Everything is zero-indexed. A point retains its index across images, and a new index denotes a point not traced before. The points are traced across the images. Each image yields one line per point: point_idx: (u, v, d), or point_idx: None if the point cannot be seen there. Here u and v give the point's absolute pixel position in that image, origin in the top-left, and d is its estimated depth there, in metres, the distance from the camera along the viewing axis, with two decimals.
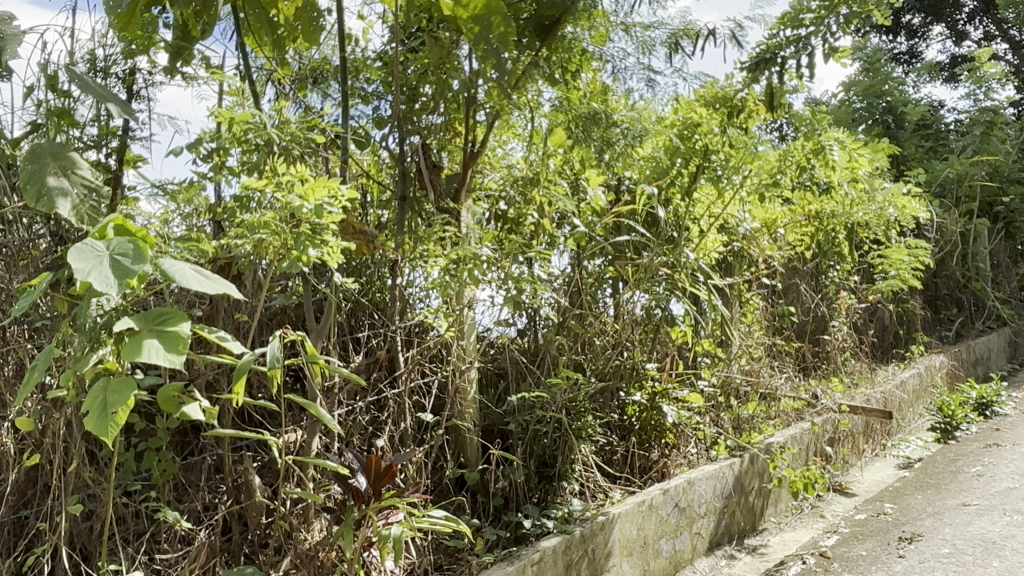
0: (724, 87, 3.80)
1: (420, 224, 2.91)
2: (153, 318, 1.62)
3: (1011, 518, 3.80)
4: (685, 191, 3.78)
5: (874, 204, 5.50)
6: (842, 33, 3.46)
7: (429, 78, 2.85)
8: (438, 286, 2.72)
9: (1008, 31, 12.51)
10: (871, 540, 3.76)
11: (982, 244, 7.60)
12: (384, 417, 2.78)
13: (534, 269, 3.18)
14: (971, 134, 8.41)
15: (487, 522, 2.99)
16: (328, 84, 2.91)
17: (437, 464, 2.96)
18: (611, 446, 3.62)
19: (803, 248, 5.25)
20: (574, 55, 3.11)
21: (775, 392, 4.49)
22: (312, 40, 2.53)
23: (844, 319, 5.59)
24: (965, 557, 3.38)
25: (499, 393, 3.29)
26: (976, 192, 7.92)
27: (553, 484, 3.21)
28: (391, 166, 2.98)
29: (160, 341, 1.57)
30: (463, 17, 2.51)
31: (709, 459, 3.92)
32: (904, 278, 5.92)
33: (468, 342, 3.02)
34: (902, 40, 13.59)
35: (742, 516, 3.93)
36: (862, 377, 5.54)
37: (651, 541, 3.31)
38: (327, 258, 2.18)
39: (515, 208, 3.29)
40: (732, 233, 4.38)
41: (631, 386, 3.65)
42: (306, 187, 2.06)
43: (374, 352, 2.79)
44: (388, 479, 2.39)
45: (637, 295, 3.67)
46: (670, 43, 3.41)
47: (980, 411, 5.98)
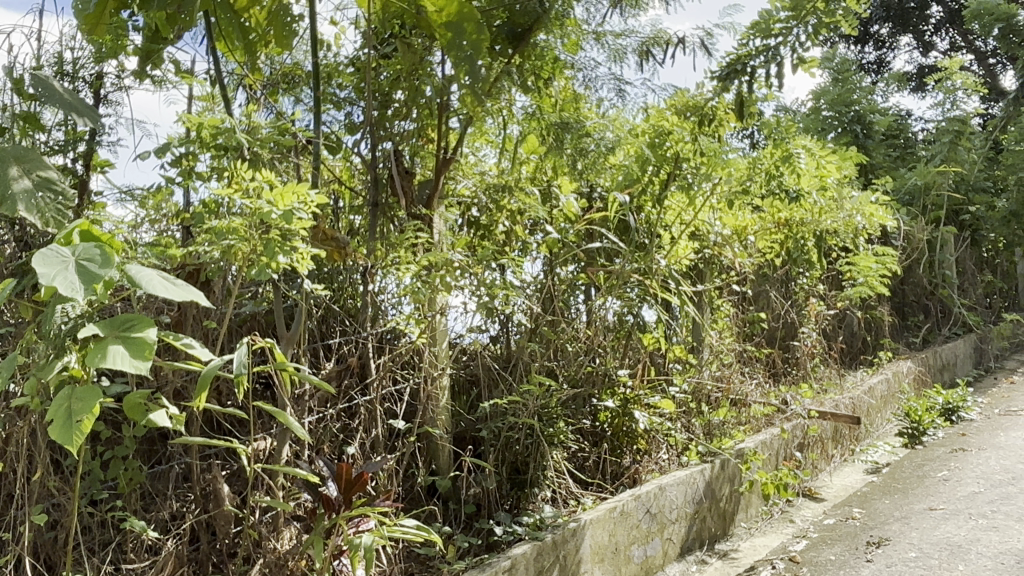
0: (695, 96, 3.84)
1: (392, 230, 2.91)
2: (118, 325, 1.59)
3: (976, 522, 3.85)
4: (656, 199, 3.81)
5: (841, 212, 5.62)
6: (810, 44, 3.51)
7: (401, 84, 2.85)
8: (409, 293, 2.72)
9: (972, 42, 12.75)
10: (840, 544, 3.80)
11: (948, 252, 7.73)
12: (355, 424, 2.77)
13: (507, 276, 3.19)
14: (939, 143, 8.54)
15: (459, 529, 2.98)
16: (299, 89, 2.88)
17: (409, 471, 2.97)
18: (583, 453, 3.63)
19: (773, 255, 5.30)
20: (546, 62, 3.14)
21: (745, 398, 4.54)
22: (284, 45, 2.52)
23: (813, 326, 5.67)
24: (931, 561, 3.43)
25: (471, 399, 3.31)
26: (942, 200, 8.06)
27: (525, 490, 3.22)
28: (363, 172, 2.97)
29: (125, 348, 1.55)
30: (436, 23, 2.53)
31: (679, 465, 3.96)
32: (872, 285, 6.00)
33: (440, 348, 3.02)
34: (870, 51, 13.83)
35: (712, 522, 3.95)
36: (832, 383, 5.60)
37: (623, 547, 3.33)
38: (296, 265, 2.16)
39: (487, 214, 3.28)
40: (703, 240, 4.43)
41: (603, 391, 3.66)
42: (275, 193, 2.05)
43: (345, 359, 2.78)
44: (359, 487, 2.37)
45: (609, 301, 3.69)
46: (641, 51, 3.43)
47: (947, 416, 6.07)
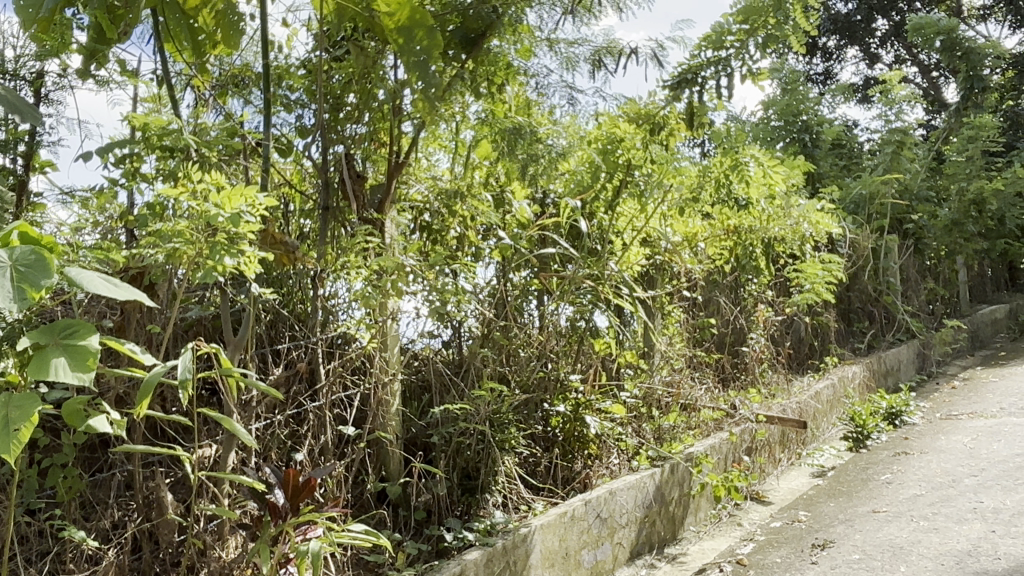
0: (647, 104, 3.87)
1: (343, 234, 2.88)
2: (58, 331, 1.55)
3: (918, 524, 3.93)
4: (608, 205, 3.85)
5: (788, 220, 5.72)
6: (759, 56, 3.59)
7: (353, 87, 2.83)
8: (360, 298, 2.69)
9: (916, 56, 13.10)
10: (785, 547, 3.86)
11: (892, 260, 7.94)
12: (304, 430, 2.75)
13: (459, 281, 3.18)
14: (882, 153, 8.74)
15: (409, 536, 2.97)
16: (249, 91, 2.84)
17: (359, 478, 2.94)
18: (535, 458, 3.63)
19: (722, 261, 5.37)
20: (500, 68, 3.14)
21: (695, 402, 4.58)
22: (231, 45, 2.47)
23: (761, 332, 5.75)
24: (874, 563, 3.50)
25: (422, 405, 3.27)
26: (886, 209, 8.25)
27: (475, 496, 3.20)
28: (314, 175, 2.94)
29: (67, 357, 1.51)
30: (389, 27, 2.52)
31: (630, 470, 3.99)
32: (818, 291, 6.12)
33: (391, 354, 3.00)
34: (818, 62, 14.14)
35: (662, 526, 3.99)
36: (779, 388, 5.68)
37: (573, 552, 3.34)
38: (243, 268, 2.12)
39: (439, 219, 3.27)
40: (654, 247, 4.46)
41: (555, 397, 3.66)
42: (222, 195, 2.01)
43: (293, 364, 2.75)
44: (306, 494, 2.34)
45: (561, 307, 3.71)
46: (593, 60, 3.45)
47: (890, 420, 6.20)
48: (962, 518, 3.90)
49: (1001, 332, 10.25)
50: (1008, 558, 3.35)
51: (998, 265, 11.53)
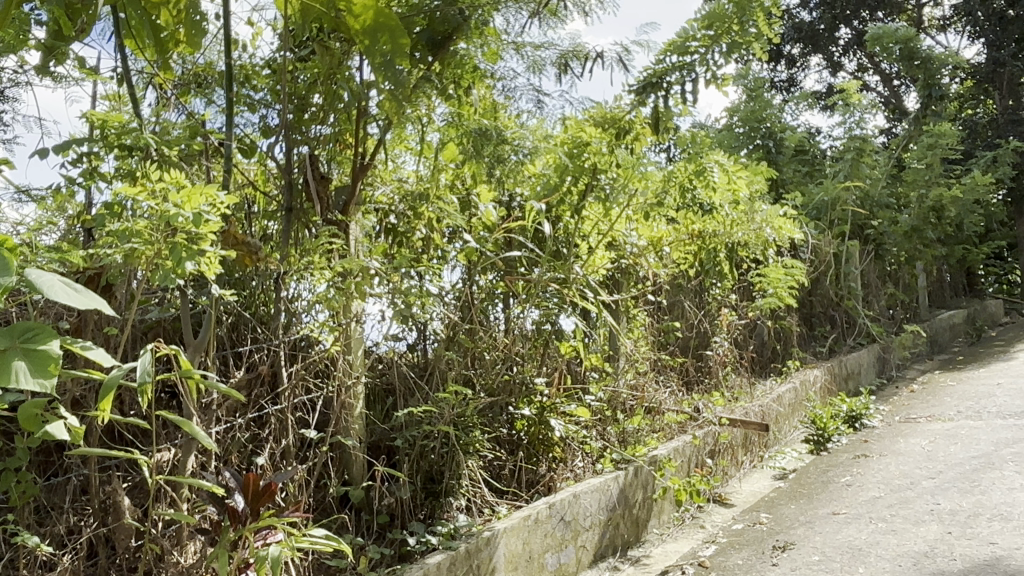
0: (613, 109, 3.87)
1: (307, 236, 2.85)
2: (17, 335, 1.51)
3: (876, 525, 3.98)
4: (574, 209, 3.86)
5: (752, 225, 5.78)
6: (723, 62, 3.62)
7: (319, 88, 2.81)
8: (323, 301, 2.67)
9: (878, 64, 13.33)
10: (747, 549, 3.89)
11: (853, 265, 8.04)
12: (265, 434, 2.72)
13: (424, 284, 3.17)
14: (843, 160, 8.88)
15: (371, 540, 2.94)
16: (212, 90, 2.80)
17: (321, 482, 2.91)
18: (500, 461, 3.62)
19: (686, 265, 5.40)
20: (467, 70, 3.16)
21: (659, 405, 4.61)
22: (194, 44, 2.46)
23: (724, 335, 5.80)
24: (833, 564, 3.54)
25: (386, 408, 3.23)
26: (847, 215, 8.37)
27: (439, 499, 3.19)
28: (277, 176, 2.92)
29: (26, 361, 1.47)
30: (354, 28, 2.49)
31: (594, 473, 3.99)
32: (781, 296, 6.19)
33: (355, 357, 2.98)
34: (783, 70, 14.32)
35: (626, 529, 4.00)
36: (742, 391, 5.73)
37: (536, 555, 3.34)
38: (204, 269, 2.09)
39: (405, 221, 3.25)
40: (620, 251, 4.46)
41: (520, 399, 3.66)
42: (182, 195, 1.99)
43: (255, 367, 2.73)
44: (266, 498, 2.31)
45: (527, 310, 3.71)
46: (560, 64, 3.46)
47: (851, 423, 6.28)
48: (920, 520, 3.95)
49: (959, 336, 10.43)
50: (964, 558, 3.39)
51: (956, 271, 11.74)
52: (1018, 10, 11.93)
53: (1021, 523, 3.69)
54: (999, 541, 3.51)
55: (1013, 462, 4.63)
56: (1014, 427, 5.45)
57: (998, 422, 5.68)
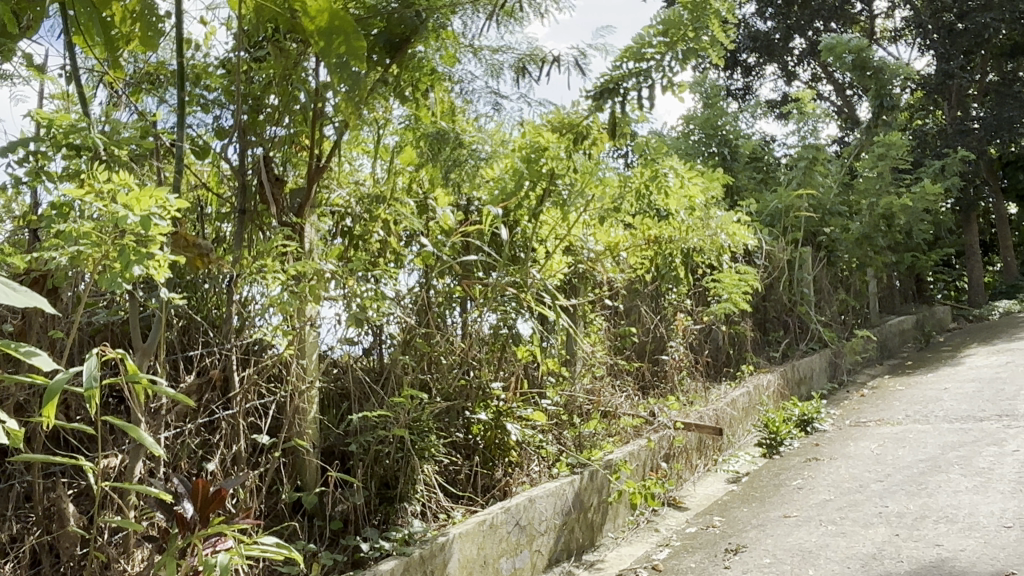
0: (570, 114, 3.86)
1: (261, 239, 2.81)
2: None
3: (826, 528, 4.04)
4: (531, 213, 3.86)
5: (708, 231, 5.83)
6: (679, 68, 3.65)
7: (274, 89, 2.77)
8: (276, 304, 2.63)
9: (832, 74, 13.58)
10: (700, 552, 3.93)
11: (806, 271, 8.17)
12: (216, 439, 2.68)
13: (381, 288, 3.11)
14: (796, 168, 9.02)
15: (323, 546, 2.91)
16: (164, 90, 2.75)
17: (273, 488, 2.87)
18: (455, 466, 3.60)
19: (642, 270, 5.44)
20: (424, 74, 3.15)
21: (615, 410, 4.66)
22: (149, 45, 2.41)
23: (680, 340, 5.85)
24: (784, 566, 3.59)
25: (341, 413, 3.20)
26: (800, 222, 8.50)
27: (394, 505, 3.17)
28: (231, 178, 2.87)
29: None
30: (309, 29, 2.46)
31: (550, 476, 4.00)
32: (735, 301, 6.26)
33: (309, 361, 2.94)
34: (739, 78, 14.52)
35: (581, 533, 4.00)
36: (697, 396, 5.79)
37: (491, 560, 3.33)
38: (153, 273, 2.05)
39: (360, 224, 3.21)
40: (577, 255, 4.48)
41: (476, 404, 3.66)
42: (131, 197, 1.92)
43: (206, 372, 2.68)
44: (216, 505, 2.28)
45: (484, 314, 3.69)
46: (517, 67, 3.45)
47: (803, 427, 6.37)
48: (869, 522, 4.01)
49: (907, 342, 10.65)
50: (910, 560, 3.46)
51: (906, 278, 12.00)
52: (966, 23, 12.21)
53: (965, 524, 3.77)
54: (944, 543, 3.58)
55: (959, 465, 4.73)
56: (960, 431, 5.57)
57: (944, 426, 5.80)
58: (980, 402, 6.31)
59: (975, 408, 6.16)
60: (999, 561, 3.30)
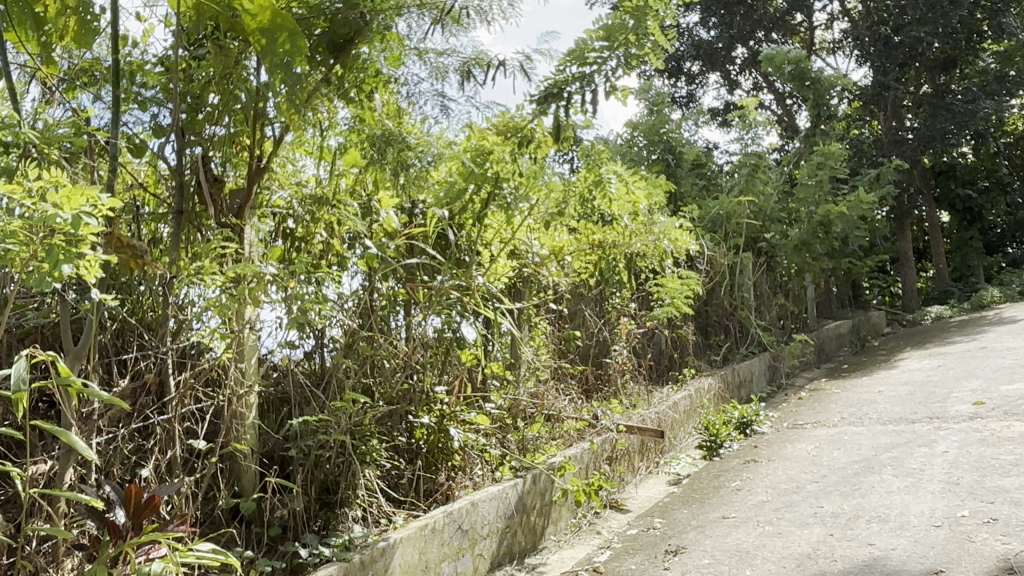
0: (517, 117, 3.87)
1: (198, 240, 2.76)
2: None
3: (764, 529, 4.11)
4: (476, 217, 3.82)
5: (651, 236, 5.83)
6: (621, 74, 3.69)
7: (214, 88, 2.71)
8: (214, 306, 2.57)
9: (772, 83, 13.88)
10: (641, 554, 3.97)
11: (747, 276, 8.31)
12: (150, 445, 2.62)
13: (322, 290, 3.08)
14: (738, 175, 9.19)
15: (261, 553, 2.86)
16: (100, 86, 2.68)
17: (209, 494, 2.82)
18: (398, 470, 3.58)
19: (587, 274, 5.48)
20: (369, 76, 3.11)
21: (559, 413, 4.61)
22: (82, 45, 2.34)
23: (623, 344, 5.90)
24: (722, 567, 3.64)
25: (280, 418, 3.15)
26: (742, 228, 8.64)
27: (334, 510, 3.13)
28: (168, 178, 2.82)
29: None
30: (250, 27, 2.40)
31: (492, 480, 4.00)
32: (677, 305, 6.35)
33: (248, 364, 2.86)
34: (682, 85, 14.73)
35: (523, 536, 4.01)
36: (640, 399, 5.84)
37: (432, 565, 3.31)
38: (84, 273, 1.98)
39: (303, 226, 3.17)
40: (522, 259, 4.49)
41: (419, 408, 3.63)
42: (61, 195, 1.85)
43: (141, 376, 2.62)
44: (149, 512, 2.20)
45: (428, 318, 3.66)
46: (462, 71, 3.45)
47: (742, 429, 6.47)
48: (804, 522, 4.10)
49: (843, 346, 10.91)
50: (844, 559, 3.53)
51: (842, 283, 12.28)
52: (901, 36, 12.56)
53: (897, 524, 3.87)
54: (876, 542, 3.67)
55: (891, 466, 4.85)
56: (892, 433, 5.71)
57: (878, 428, 5.95)
58: (912, 404, 6.49)
59: (908, 410, 6.34)
60: (928, 559, 3.39)
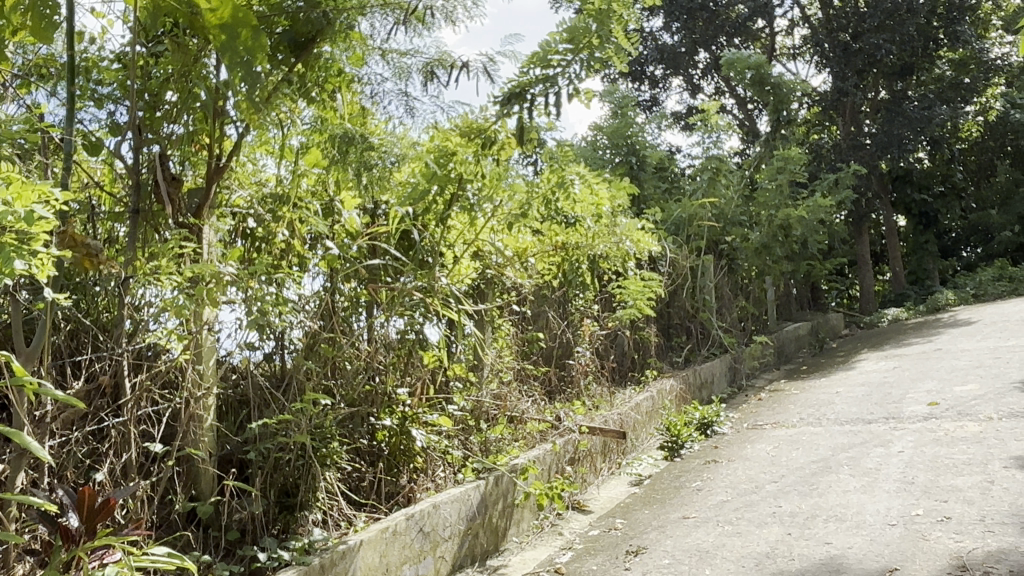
0: (478, 118, 3.83)
1: (155, 241, 2.72)
2: None
3: (724, 528, 4.15)
4: (439, 217, 3.81)
5: (613, 238, 5.80)
6: (585, 77, 3.69)
7: (172, 86, 2.67)
8: (172, 308, 2.52)
9: (734, 88, 14.04)
10: (602, 555, 3.98)
11: (709, 278, 8.39)
12: (105, 448, 2.57)
13: (283, 291, 3.04)
14: (700, 179, 9.30)
15: (219, 557, 2.82)
16: (55, 83, 2.63)
17: (166, 497, 2.78)
18: (359, 473, 3.55)
19: (550, 276, 5.48)
20: (331, 75, 3.13)
21: (521, 414, 4.61)
22: (42, 39, 2.16)
23: (586, 345, 5.92)
24: (682, 567, 3.67)
25: (240, 420, 3.11)
26: (703, 231, 8.72)
27: (294, 513, 3.10)
28: (125, 177, 2.78)
29: None
30: (210, 23, 2.32)
31: (455, 482, 3.98)
32: (640, 307, 6.40)
33: (207, 366, 2.81)
34: (646, 89, 14.83)
35: (485, 538, 4.00)
36: (603, 400, 5.86)
37: (394, 568, 3.29)
38: (36, 271, 1.92)
39: (264, 225, 3.13)
40: (485, 260, 4.46)
41: (381, 410, 3.61)
42: (11, 191, 1.79)
43: (96, 378, 2.58)
44: (103, 515, 2.16)
45: (391, 319, 3.65)
46: (425, 72, 3.42)
47: (703, 430, 6.52)
48: (763, 522, 4.14)
49: (803, 347, 11.05)
50: (801, 558, 3.57)
51: (802, 285, 12.44)
52: (860, 43, 12.77)
53: (853, 523, 3.92)
54: (833, 541, 3.72)
55: (848, 466, 4.92)
56: (850, 433, 5.80)
57: (836, 428, 6.04)
58: (869, 405, 6.60)
59: (865, 410, 6.44)
60: (883, 557, 3.44)
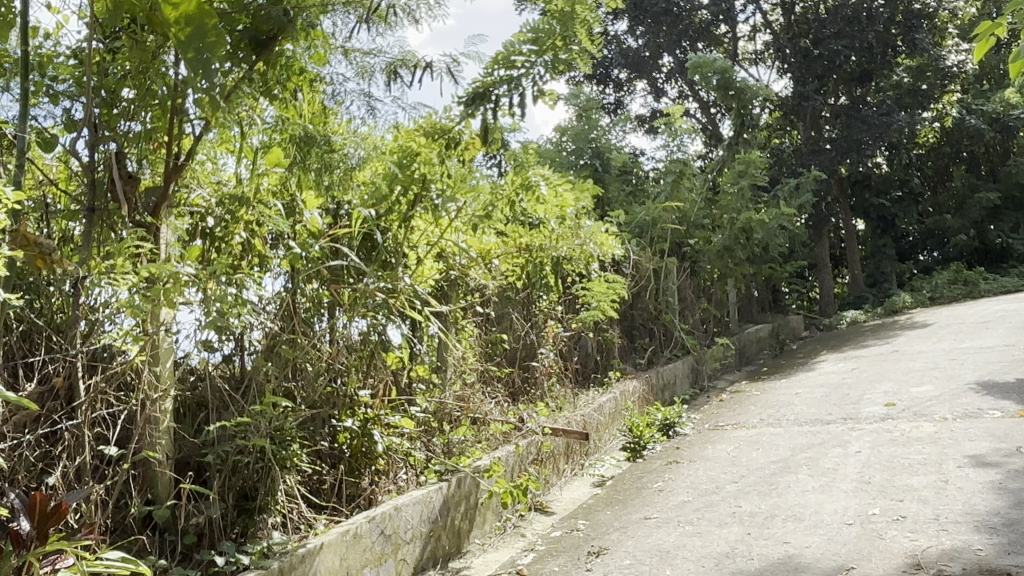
0: (443, 119, 3.86)
1: (111, 240, 2.66)
2: None
3: (684, 528, 4.17)
4: (403, 218, 3.77)
5: (576, 239, 5.90)
6: (548, 78, 3.70)
7: (130, 82, 2.61)
8: (127, 308, 2.46)
9: (697, 92, 14.18)
10: (564, 556, 3.98)
11: (671, 280, 8.44)
12: (58, 451, 2.51)
13: (243, 292, 2.98)
14: (664, 181, 9.39)
15: (176, 562, 2.77)
16: (9, 78, 2.56)
17: (121, 502, 2.72)
18: (320, 475, 3.51)
19: (513, 278, 5.47)
20: (292, 73, 3.06)
21: (485, 416, 4.59)
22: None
23: (550, 347, 5.92)
24: (643, 567, 3.68)
25: (198, 423, 3.06)
26: (666, 233, 8.77)
27: (253, 517, 3.05)
28: (81, 175, 2.71)
29: None
30: (170, 17, 2.28)
31: (416, 484, 3.95)
32: (603, 309, 6.43)
33: (164, 368, 2.75)
34: (610, 92, 14.90)
35: (447, 540, 3.97)
36: (565, 402, 5.87)
37: (355, 570, 3.26)
38: None
39: (223, 226, 3.10)
40: (449, 262, 4.42)
41: (343, 412, 3.57)
42: None
43: (49, 379, 2.53)
44: (56, 519, 2.09)
45: (354, 321, 3.60)
46: (388, 72, 3.40)
47: (665, 431, 6.55)
48: (723, 522, 4.17)
49: (763, 349, 11.17)
50: (760, 558, 3.60)
51: (763, 288, 12.57)
52: (821, 49, 12.96)
53: (811, 523, 3.96)
54: (791, 540, 3.76)
55: (807, 466, 4.98)
56: (810, 433, 5.87)
57: (796, 429, 6.11)
58: (828, 406, 6.68)
59: (824, 411, 6.52)
60: (840, 556, 3.48)
